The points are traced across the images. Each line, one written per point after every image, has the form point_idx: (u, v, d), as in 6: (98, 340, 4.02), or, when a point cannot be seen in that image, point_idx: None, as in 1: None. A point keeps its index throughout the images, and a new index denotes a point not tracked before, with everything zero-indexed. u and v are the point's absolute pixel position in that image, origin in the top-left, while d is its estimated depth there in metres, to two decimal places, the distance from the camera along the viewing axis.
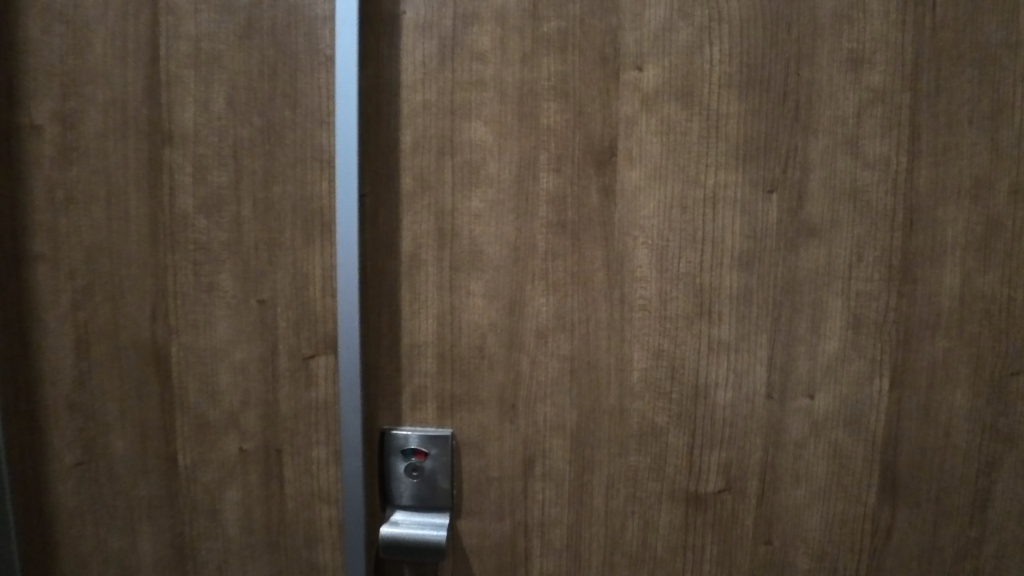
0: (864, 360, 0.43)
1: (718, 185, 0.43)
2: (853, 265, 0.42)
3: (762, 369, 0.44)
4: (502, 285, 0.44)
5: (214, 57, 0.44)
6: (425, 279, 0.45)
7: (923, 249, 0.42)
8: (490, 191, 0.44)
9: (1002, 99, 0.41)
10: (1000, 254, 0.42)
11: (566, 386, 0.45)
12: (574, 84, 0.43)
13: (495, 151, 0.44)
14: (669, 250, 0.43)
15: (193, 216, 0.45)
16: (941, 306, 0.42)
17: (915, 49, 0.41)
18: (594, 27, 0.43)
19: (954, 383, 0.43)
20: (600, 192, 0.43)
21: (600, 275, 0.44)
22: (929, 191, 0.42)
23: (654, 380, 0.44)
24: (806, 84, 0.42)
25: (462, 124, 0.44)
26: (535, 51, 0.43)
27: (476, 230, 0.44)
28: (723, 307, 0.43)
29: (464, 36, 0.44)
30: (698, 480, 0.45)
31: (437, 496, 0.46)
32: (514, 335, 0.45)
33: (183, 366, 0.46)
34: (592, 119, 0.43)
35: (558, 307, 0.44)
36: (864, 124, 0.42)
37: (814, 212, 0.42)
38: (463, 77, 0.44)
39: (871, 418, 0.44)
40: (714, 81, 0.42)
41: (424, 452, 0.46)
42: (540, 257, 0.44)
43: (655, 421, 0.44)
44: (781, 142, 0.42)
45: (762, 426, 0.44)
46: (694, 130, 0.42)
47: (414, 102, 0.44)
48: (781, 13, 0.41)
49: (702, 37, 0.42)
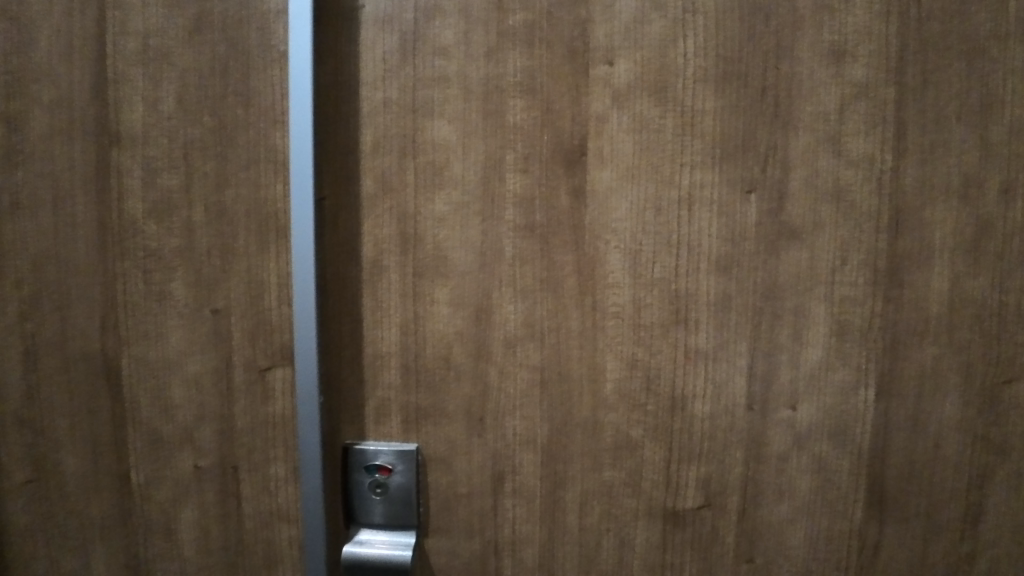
0: (849, 370, 0.41)
1: (694, 185, 0.40)
2: (836, 269, 0.40)
3: (742, 379, 0.41)
4: (469, 292, 0.42)
5: (163, 54, 0.42)
6: (388, 286, 0.43)
7: (910, 252, 0.40)
8: (454, 193, 0.42)
9: (991, 94, 0.39)
10: (990, 256, 0.39)
11: (536, 398, 0.42)
12: (542, 80, 0.41)
13: (459, 152, 0.42)
14: (643, 254, 0.41)
15: (144, 222, 0.43)
16: (929, 311, 0.40)
17: (900, 41, 0.39)
18: (562, 21, 0.40)
19: (944, 393, 0.41)
20: (570, 193, 0.41)
21: (570, 281, 0.41)
22: (916, 191, 0.39)
23: (629, 391, 0.42)
24: (786, 78, 0.39)
25: (426, 123, 0.42)
26: (501, 46, 0.41)
27: (441, 234, 0.42)
28: (700, 314, 0.41)
29: (426, 30, 0.41)
30: (676, 496, 0.43)
31: (403, 514, 0.44)
32: (481, 344, 0.43)
33: (135, 380, 0.44)
34: (560, 117, 0.41)
35: (527, 315, 0.42)
36: (847, 121, 0.39)
37: (796, 214, 0.40)
38: (425, 74, 0.42)
39: (857, 430, 0.41)
40: (690, 76, 0.40)
41: (389, 468, 0.44)
42: (508, 262, 0.42)
43: (631, 434, 0.42)
44: (760, 139, 0.40)
45: (742, 439, 0.42)
46: (669, 128, 0.40)
47: (375, 100, 0.42)
48: (759, 4, 0.39)
49: (676, 29, 0.40)
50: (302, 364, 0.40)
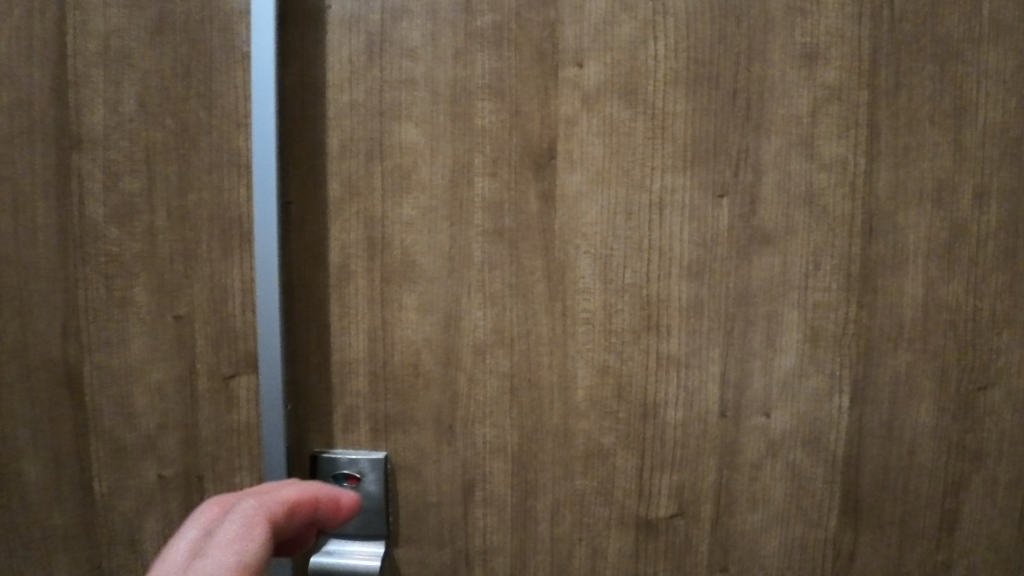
0: (823, 376, 0.40)
1: (665, 189, 0.40)
2: (810, 274, 0.39)
3: (714, 386, 0.41)
4: (437, 298, 0.42)
5: (123, 55, 0.41)
6: (355, 292, 0.42)
7: (884, 256, 0.39)
8: (422, 197, 0.41)
9: (965, 97, 0.38)
10: (965, 261, 0.39)
11: (506, 405, 0.42)
12: (510, 82, 0.40)
13: (427, 155, 0.41)
14: (613, 260, 0.40)
15: (105, 227, 0.42)
16: (904, 317, 0.39)
17: (872, 43, 0.38)
18: (531, 22, 0.40)
19: (919, 400, 0.40)
20: (539, 197, 0.40)
21: (540, 286, 0.41)
22: (890, 194, 0.39)
23: (600, 398, 0.41)
24: (758, 80, 0.39)
25: (392, 125, 0.41)
26: (469, 48, 0.40)
27: (408, 239, 0.42)
28: (672, 320, 0.40)
29: (393, 31, 0.41)
30: (649, 504, 0.42)
31: (371, 524, 0.43)
32: (450, 351, 0.42)
33: (97, 387, 0.43)
34: (529, 120, 0.40)
35: (496, 320, 0.41)
36: (819, 124, 0.39)
37: (768, 217, 0.39)
38: (392, 76, 0.41)
39: (831, 438, 0.41)
40: (660, 79, 0.39)
41: (357, 476, 0.43)
42: (477, 266, 0.41)
43: (602, 442, 0.42)
44: (731, 142, 0.39)
45: (715, 446, 0.41)
46: (639, 131, 0.40)
47: (341, 103, 0.41)
48: (730, 5, 0.38)
49: (646, 31, 0.39)
50: (266, 372, 0.39)
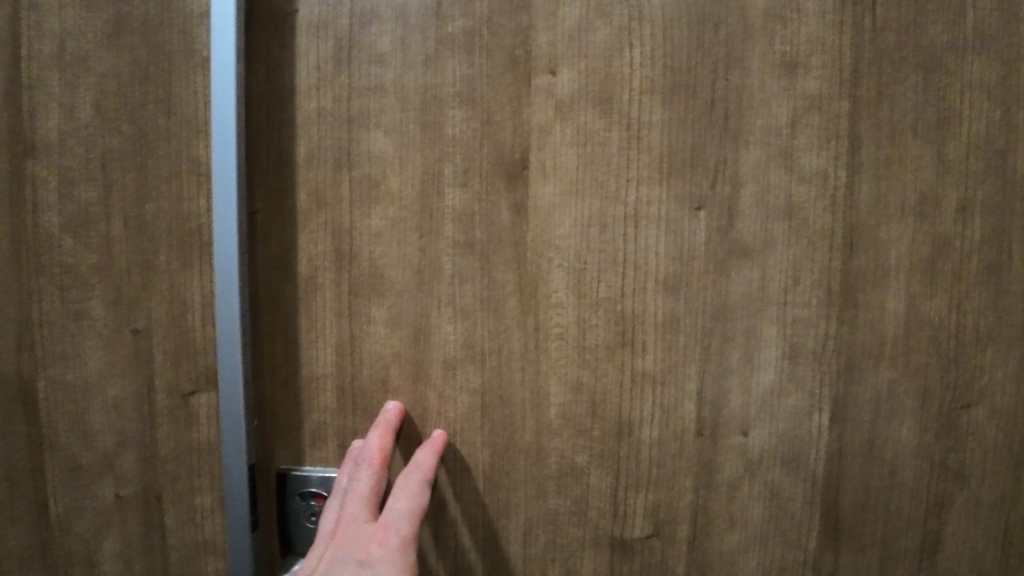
0: (802, 394, 0.39)
1: (640, 202, 0.38)
2: (789, 289, 0.38)
3: (691, 403, 0.39)
4: (407, 312, 0.40)
5: (80, 59, 0.39)
6: (322, 306, 0.41)
7: (865, 271, 0.38)
8: (391, 208, 0.40)
9: (948, 107, 0.37)
10: (947, 276, 0.38)
11: (478, 422, 0.40)
12: (482, 90, 0.39)
13: (397, 164, 0.40)
14: (587, 273, 0.39)
15: (60, 236, 0.40)
16: (885, 334, 0.38)
17: (853, 52, 0.37)
18: (503, 28, 0.38)
19: (900, 419, 0.39)
20: (512, 209, 0.39)
21: (512, 300, 0.40)
22: (871, 209, 0.38)
23: (574, 415, 0.40)
24: (736, 90, 0.38)
25: (359, 133, 0.40)
26: (439, 55, 0.39)
27: (377, 251, 0.40)
28: (647, 335, 0.39)
29: (362, 36, 0.39)
30: (624, 524, 0.41)
31: None
32: (420, 367, 0.41)
33: (53, 404, 0.41)
34: (501, 129, 0.39)
35: (468, 336, 0.40)
36: (799, 135, 0.37)
37: (746, 231, 0.38)
38: (361, 82, 0.39)
39: (810, 457, 0.39)
40: (636, 88, 0.38)
41: (324, 495, 0.41)
42: (447, 279, 0.40)
43: (576, 460, 0.40)
44: (708, 154, 0.38)
45: (692, 466, 0.40)
46: (614, 141, 0.38)
47: (308, 109, 0.40)
48: (707, 12, 0.37)
49: (621, 38, 0.38)
50: (227, 389, 0.36)
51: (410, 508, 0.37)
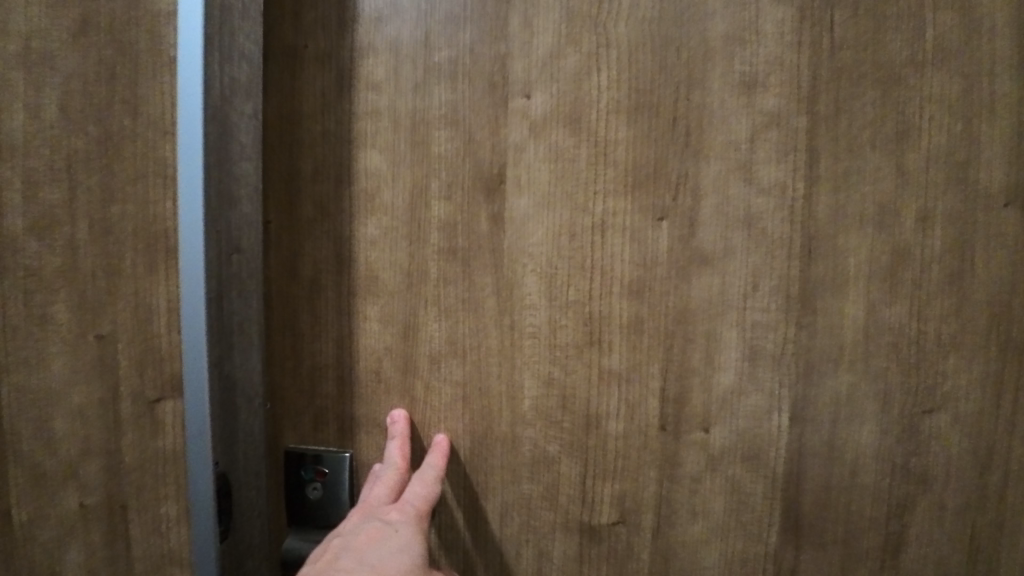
0: (761, 394, 0.41)
1: (607, 213, 0.40)
2: (748, 294, 0.41)
3: (654, 399, 0.41)
4: (396, 311, 0.41)
5: (45, 56, 0.39)
6: (300, 306, 0.42)
7: (824, 278, 0.40)
8: (385, 217, 0.41)
9: (908, 122, 0.39)
10: (906, 284, 0.39)
11: (459, 421, 0.42)
12: (462, 109, 0.40)
13: (389, 178, 0.40)
14: (557, 278, 0.40)
15: (23, 239, 0.39)
16: (844, 338, 0.40)
17: (811, 73, 0.39)
18: (482, 47, 0.39)
19: (858, 419, 0.40)
20: (489, 220, 0.40)
21: (490, 302, 0.40)
22: (829, 217, 0.40)
23: (546, 409, 0.41)
24: (697, 107, 0.40)
25: (342, 143, 0.41)
26: (425, 72, 0.40)
27: (371, 255, 0.41)
28: (613, 336, 0.41)
29: (360, 65, 0.40)
30: (592, 510, 0.42)
31: (336, 516, 0.43)
32: (409, 360, 0.41)
33: (14, 411, 0.40)
34: (480, 147, 0.40)
35: (450, 332, 0.41)
36: (757, 149, 0.40)
37: (706, 239, 0.40)
38: (357, 106, 0.40)
39: (770, 454, 0.41)
40: (603, 108, 0.40)
41: (323, 471, 0.43)
42: (432, 283, 0.40)
43: (548, 450, 0.42)
44: (671, 168, 0.40)
45: (656, 459, 0.41)
46: (583, 158, 0.40)
47: (290, 115, 0.41)
48: (669, 37, 0.39)
49: (589, 64, 0.39)
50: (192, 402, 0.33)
51: (426, 493, 0.38)
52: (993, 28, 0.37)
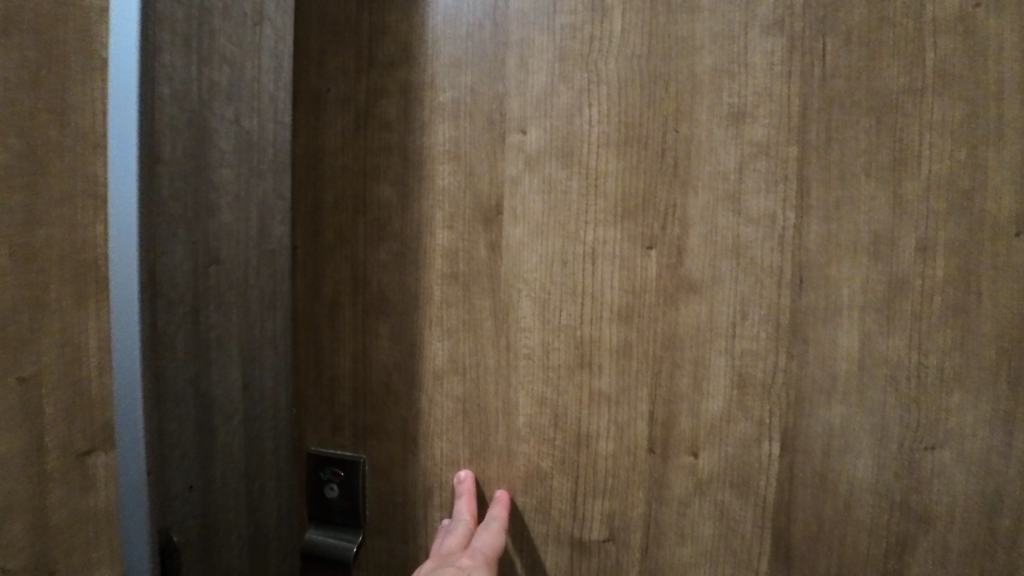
0: (751, 423, 0.41)
1: (597, 241, 0.44)
2: (737, 323, 0.41)
3: (643, 421, 0.44)
4: (404, 327, 0.50)
5: None
6: (342, 321, 0.51)
7: (814, 308, 0.40)
8: (395, 245, 0.50)
9: (905, 149, 0.38)
10: (906, 314, 0.38)
11: (459, 425, 0.49)
12: (465, 149, 0.47)
13: (399, 209, 0.49)
14: (551, 302, 0.46)
15: None
16: (837, 370, 0.39)
17: (802, 101, 0.39)
18: (482, 91, 0.47)
19: (853, 452, 0.39)
20: (488, 247, 0.47)
21: (487, 322, 0.48)
22: (820, 247, 0.40)
23: (539, 426, 0.47)
24: (684, 140, 0.42)
25: (373, 186, 0.50)
26: (431, 111, 0.48)
27: (384, 279, 0.50)
28: (603, 359, 0.45)
29: (375, 109, 0.49)
30: (583, 527, 0.46)
31: (350, 513, 0.52)
32: (416, 375, 0.50)
33: None
34: (480, 180, 0.47)
35: (452, 350, 0.49)
36: (747, 179, 0.41)
37: (695, 267, 0.42)
38: (374, 143, 0.50)
39: (759, 482, 0.42)
40: (594, 142, 0.44)
41: (340, 472, 0.52)
42: (436, 305, 0.49)
43: (540, 465, 0.47)
44: (658, 199, 0.43)
45: (644, 480, 0.44)
46: (574, 189, 0.45)
47: (335, 167, 0.51)
48: (658, 71, 0.42)
49: (581, 99, 0.44)
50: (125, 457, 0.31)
51: (493, 541, 0.43)
52: (1000, 52, 0.36)
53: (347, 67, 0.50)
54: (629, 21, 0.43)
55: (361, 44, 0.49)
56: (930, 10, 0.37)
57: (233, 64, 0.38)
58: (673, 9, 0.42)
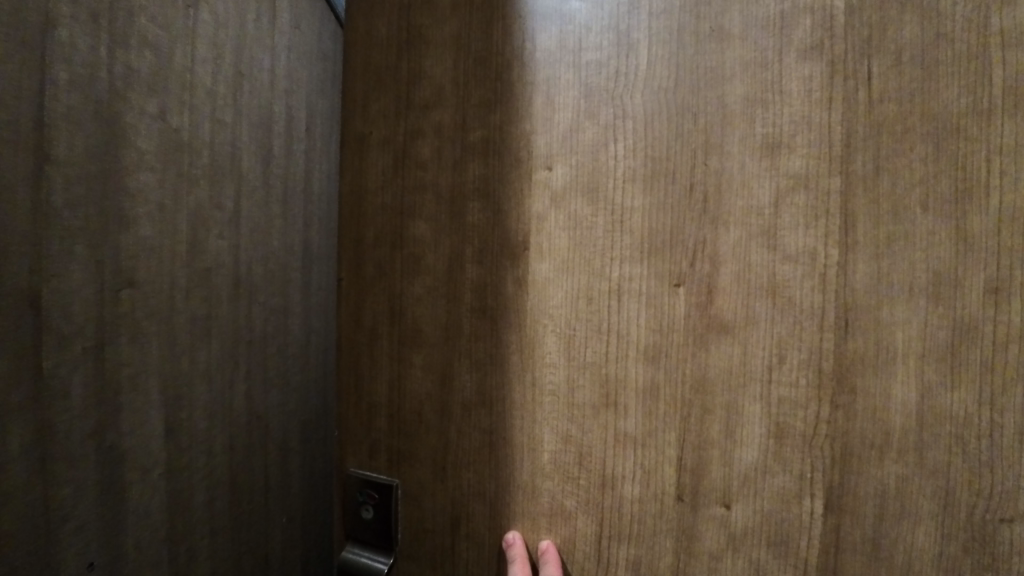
0: (789, 476, 0.39)
1: (623, 278, 0.44)
2: (774, 367, 0.39)
3: (671, 466, 0.42)
4: (436, 358, 0.52)
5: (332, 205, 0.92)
6: (381, 349, 0.55)
7: (862, 352, 0.37)
8: (428, 279, 0.52)
9: (972, 177, 0.34)
10: (974, 364, 0.34)
11: (485, 456, 0.50)
12: (495, 186, 0.49)
13: (433, 245, 0.52)
14: (576, 338, 0.46)
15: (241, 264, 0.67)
16: (892, 424, 0.36)
17: (845, 128, 0.37)
18: (512, 128, 0.48)
19: (912, 518, 0.35)
20: (514, 282, 0.48)
21: (514, 355, 0.49)
22: (867, 289, 0.36)
23: (563, 463, 0.47)
24: (714, 173, 0.40)
25: (410, 223, 0.53)
26: (463, 151, 0.50)
27: (418, 311, 0.53)
28: (629, 399, 0.44)
29: (412, 149, 0.52)
30: (607, 571, 0.45)
31: (382, 535, 0.54)
32: (446, 404, 0.52)
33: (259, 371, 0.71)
34: (508, 217, 0.48)
35: (480, 383, 0.50)
36: (783, 214, 0.38)
37: (726, 308, 0.40)
38: (410, 183, 0.53)
39: (800, 545, 0.39)
40: (620, 177, 0.43)
41: (374, 494, 0.55)
42: (466, 336, 0.50)
43: (565, 504, 0.47)
44: (687, 236, 0.41)
45: (672, 528, 0.43)
46: (599, 225, 0.44)
47: (376, 205, 0.54)
48: (686, 104, 0.41)
49: (606, 135, 0.44)
50: None
51: None
52: None
53: (388, 111, 0.53)
54: (655, 53, 0.42)
55: (401, 89, 0.53)
56: (996, 21, 0.33)
57: (106, 79, 0.44)
58: (702, 39, 0.41)
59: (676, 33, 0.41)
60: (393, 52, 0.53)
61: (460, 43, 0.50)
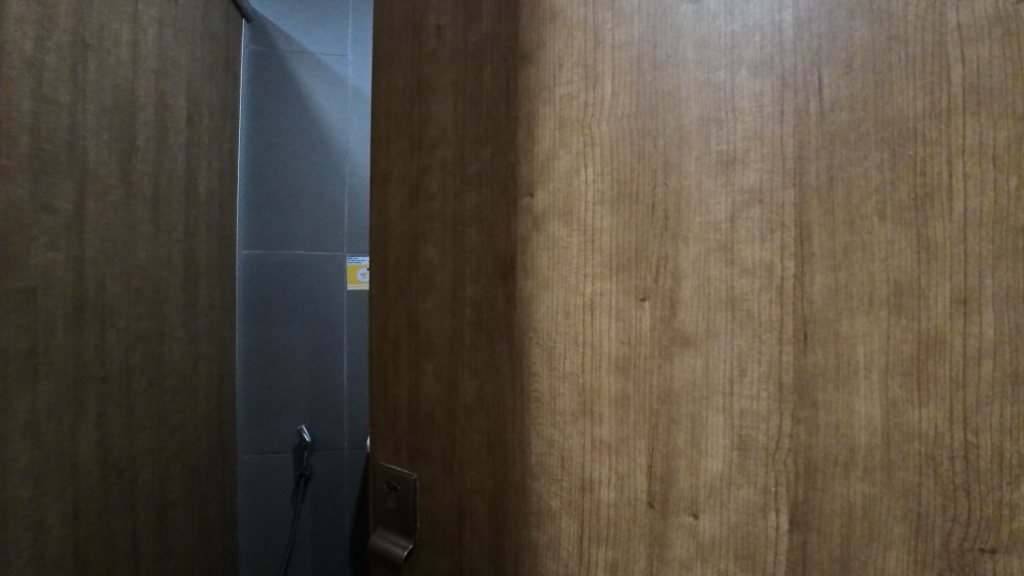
0: (754, 489, 0.36)
1: (595, 293, 0.43)
2: (734, 380, 0.36)
3: (642, 473, 0.41)
4: (444, 368, 0.55)
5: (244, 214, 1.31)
6: (401, 358, 0.60)
7: (821, 367, 0.33)
8: (438, 296, 0.56)
9: (930, 181, 0.30)
10: (941, 381, 0.30)
11: (484, 456, 0.52)
12: (487, 213, 0.51)
13: (440, 265, 0.56)
14: (556, 351, 0.46)
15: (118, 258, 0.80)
16: (855, 441, 0.32)
17: (797, 143, 0.34)
18: (498, 159, 0.50)
19: (882, 541, 0.32)
20: (506, 299, 0.50)
21: (505, 366, 0.50)
22: (826, 300, 0.33)
23: (548, 466, 0.47)
24: (674, 192, 0.38)
25: (422, 248, 0.57)
26: (462, 180, 0.54)
27: (429, 326, 0.57)
28: (603, 408, 0.43)
29: (421, 178, 0.58)
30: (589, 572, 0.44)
31: (405, 523, 0.59)
32: (451, 408, 0.55)
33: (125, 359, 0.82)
34: (498, 240, 0.50)
35: (479, 390, 0.52)
36: (740, 228, 0.36)
37: (688, 322, 0.38)
38: (422, 212, 0.58)
39: (768, 559, 0.35)
40: (590, 201, 0.43)
41: (398, 486, 0.60)
42: (466, 347, 0.53)
43: (551, 503, 0.46)
44: (650, 253, 0.40)
45: (645, 534, 0.41)
46: (574, 244, 0.45)
47: (397, 233, 0.60)
48: (645, 127, 0.40)
49: (579, 161, 0.44)
50: None
51: None
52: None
53: (404, 150, 0.60)
54: (619, 83, 0.42)
55: (413, 125, 0.58)
56: (953, 17, 0.29)
57: None
58: (659, 66, 0.39)
59: (636, 62, 0.41)
60: (407, 97, 0.59)
61: (459, 87, 0.54)
